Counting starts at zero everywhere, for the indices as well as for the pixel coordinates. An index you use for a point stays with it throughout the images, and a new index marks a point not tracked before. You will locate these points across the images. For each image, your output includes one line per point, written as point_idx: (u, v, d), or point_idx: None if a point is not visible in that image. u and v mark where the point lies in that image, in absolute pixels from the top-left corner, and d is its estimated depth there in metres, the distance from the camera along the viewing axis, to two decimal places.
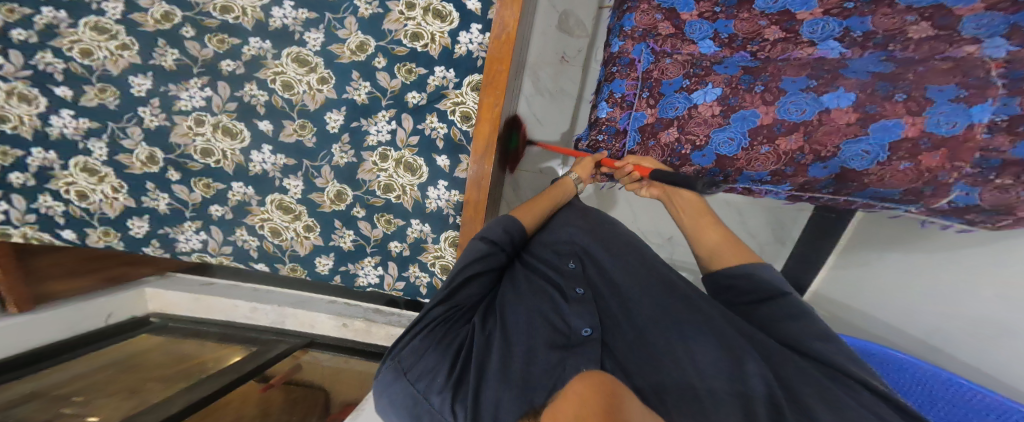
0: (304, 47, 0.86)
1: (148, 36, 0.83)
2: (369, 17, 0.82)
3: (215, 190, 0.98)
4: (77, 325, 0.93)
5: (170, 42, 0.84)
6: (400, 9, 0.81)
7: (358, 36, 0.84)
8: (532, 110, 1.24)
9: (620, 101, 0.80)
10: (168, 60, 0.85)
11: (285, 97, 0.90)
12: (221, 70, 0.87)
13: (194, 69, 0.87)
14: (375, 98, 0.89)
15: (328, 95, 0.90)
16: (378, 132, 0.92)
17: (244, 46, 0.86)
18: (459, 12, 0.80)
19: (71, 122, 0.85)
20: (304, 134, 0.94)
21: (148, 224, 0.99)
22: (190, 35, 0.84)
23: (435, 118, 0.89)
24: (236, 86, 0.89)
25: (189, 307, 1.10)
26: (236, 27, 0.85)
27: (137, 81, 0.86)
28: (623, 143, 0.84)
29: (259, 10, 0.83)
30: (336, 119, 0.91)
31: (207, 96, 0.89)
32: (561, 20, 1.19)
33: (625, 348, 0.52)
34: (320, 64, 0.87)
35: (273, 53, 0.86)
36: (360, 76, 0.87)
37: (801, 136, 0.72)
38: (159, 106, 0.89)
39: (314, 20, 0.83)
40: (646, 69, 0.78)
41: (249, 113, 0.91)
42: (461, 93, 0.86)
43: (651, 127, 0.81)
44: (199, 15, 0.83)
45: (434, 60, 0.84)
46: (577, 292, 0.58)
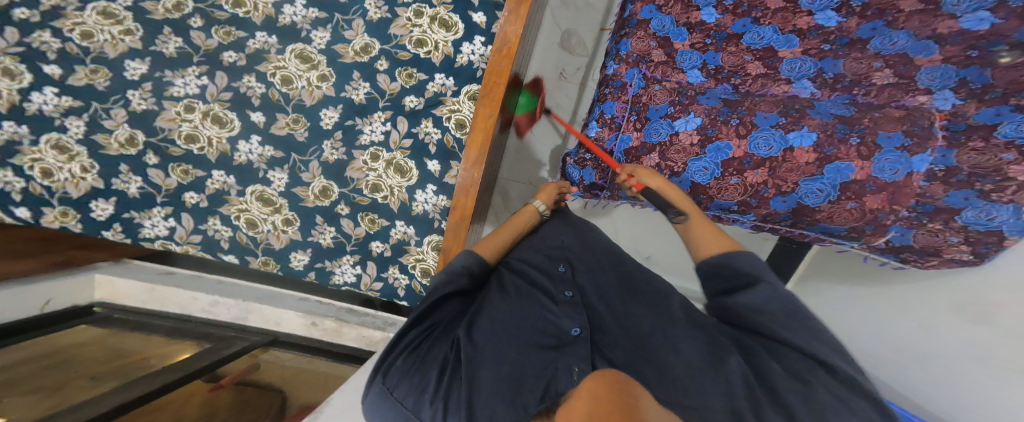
0: (310, 44, 0.88)
1: (154, 24, 0.84)
2: (377, 21, 0.86)
3: (193, 177, 0.95)
4: (16, 311, 0.83)
5: (176, 31, 0.85)
6: (408, 16, 0.85)
7: (363, 39, 0.87)
8: None
9: (610, 123, 0.85)
10: (170, 47, 0.86)
11: (282, 91, 0.91)
12: (222, 60, 0.88)
13: (194, 56, 0.87)
14: (373, 99, 0.90)
15: (326, 93, 0.90)
16: (372, 132, 0.93)
17: (249, 40, 0.87)
18: (463, 24, 0.84)
19: (49, 100, 0.83)
20: (297, 128, 0.93)
21: (113, 207, 0.94)
22: (197, 25, 0.86)
23: (430, 123, 0.91)
24: (235, 76, 0.89)
25: (141, 297, 1.02)
26: (245, 21, 0.87)
27: (132, 65, 0.85)
28: (609, 162, 0.87)
29: (271, 7, 0.86)
30: (331, 116, 0.92)
31: (202, 85, 0.89)
32: (563, 39, 1.27)
33: (613, 345, 0.52)
34: (322, 62, 0.89)
35: (278, 48, 0.88)
36: (360, 76, 0.89)
37: (768, 170, 0.74)
38: (150, 90, 0.87)
39: (322, 20, 0.86)
40: (636, 93, 0.82)
41: (243, 104, 0.91)
42: (458, 101, 0.89)
43: (635, 150, 0.83)
44: (210, 7, 0.85)
45: (435, 67, 0.87)
46: (566, 296, 0.58)
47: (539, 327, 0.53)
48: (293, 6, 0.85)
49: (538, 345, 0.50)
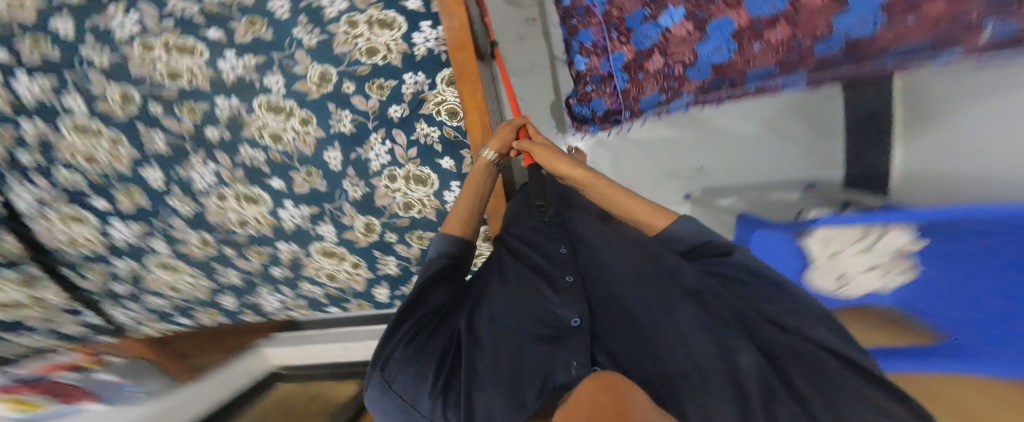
0: (269, 93, 0.88)
1: (128, 125, 0.94)
2: (317, 45, 0.80)
3: (266, 253, 1.10)
4: (232, 384, 1.22)
5: (150, 124, 0.94)
6: (344, 30, 0.79)
7: (315, 68, 0.83)
8: None
9: (594, 50, 0.69)
10: (160, 143, 0.96)
11: (279, 150, 0.93)
12: (212, 139, 0.94)
13: (187, 147, 0.96)
14: (359, 124, 0.86)
15: (316, 135, 0.90)
16: (377, 157, 0.91)
17: (217, 108, 0.91)
18: (402, 15, 0.76)
19: (126, 229, 1.08)
20: (314, 180, 0.97)
21: (234, 296, 1.19)
22: (162, 112, 0.93)
23: (424, 124, 0.84)
24: (235, 151, 0.94)
25: (297, 356, 1.30)
26: (197, 92, 0.90)
27: (151, 175, 1.00)
28: (614, 86, 0.70)
29: (206, 67, 0.88)
30: (334, 156, 0.92)
31: (213, 170, 0.95)
32: None
33: (613, 338, 0.44)
34: (293, 105, 0.88)
35: (245, 107, 0.90)
36: (336, 106, 0.86)
37: (787, 24, 0.54)
38: (183, 192, 1.01)
39: (263, 64, 0.85)
40: (604, 10, 0.66)
41: (257, 175, 0.97)
42: (439, 92, 0.81)
43: (634, 62, 0.67)
44: (155, 88, 0.90)
45: (400, 69, 0.80)
46: (567, 281, 0.48)
47: (538, 316, 0.46)
48: (225, 59, 0.86)
49: (537, 334, 0.44)
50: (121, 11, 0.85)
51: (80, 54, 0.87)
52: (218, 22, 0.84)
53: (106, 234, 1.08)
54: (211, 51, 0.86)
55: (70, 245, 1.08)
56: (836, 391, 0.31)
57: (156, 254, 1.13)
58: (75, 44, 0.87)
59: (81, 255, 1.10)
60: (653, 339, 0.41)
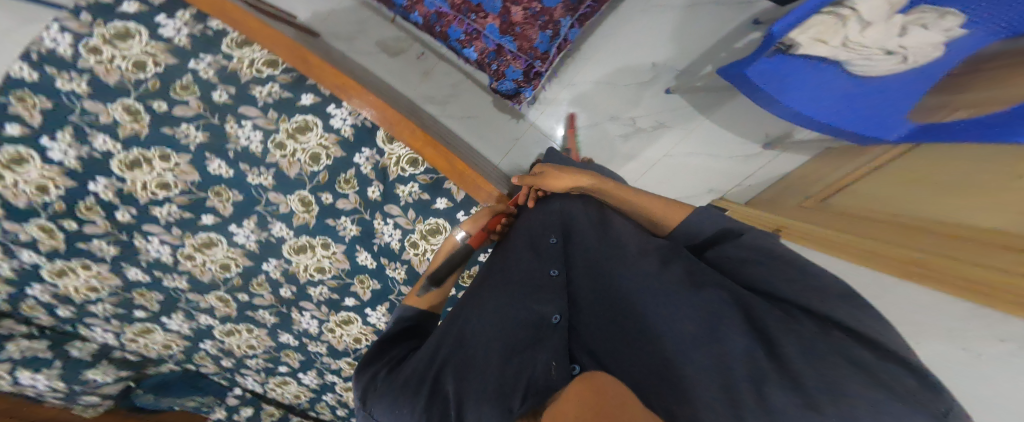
0: (288, 240, 1.01)
1: (242, 314, 1.09)
2: (274, 182, 0.99)
3: None
4: None
5: (253, 307, 1.08)
6: (281, 156, 0.97)
7: (293, 199, 0.99)
8: (464, 123, 1.33)
9: (470, 37, 0.75)
10: (267, 315, 1.09)
11: (330, 277, 0.98)
12: (287, 296, 1.06)
13: (284, 309, 1.08)
14: (360, 219, 0.91)
15: (342, 251, 0.94)
16: (392, 235, 0.90)
17: (270, 272, 1.05)
18: (312, 114, 0.96)
19: (311, 375, 1.18)
20: (370, 283, 0.95)
21: None
22: (245, 294, 1.07)
23: (404, 186, 0.89)
24: (308, 296, 1.03)
25: None
26: (251, 267, 1.05)
27: (286, 337, 1.11)
28: (511, 58, 0.74)
29: (234, 249, 1.03)
30: (366, 255, 0.93)
31: (314, 316, 1.07)
32: (386, 49, 1.32)
33: (590, 328, 0.57)
34: (306, 238, 1.00)
35: (286, 261, 1.03)
36: (332, 219, 0.93)
37: None
38: (311, 340, 1.10)
39: (260, 221, 1.00)
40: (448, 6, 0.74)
41: (336, 304, 1.01)
42: (390, 153, 0.88)
43: (503, 23, 0.71)
44: (227, 282, 1.05)
45: (346, 157, 0.91)
46: (553, 275, 0.64)
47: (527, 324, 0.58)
48: (240, 232, 1.02)
49: (523, 346, 0.55)
50: (145, 241, 0.98)
51: (169, 287, 1.03)
52: (201, 209, 0.98)
53: (302, 401, 1.25)
54: (222, 233, 1.01)
55: (298, 400, 1.24)
56: (843, 369, 0.38)
57: (333, 395, 1.23)
58: (157, 282, 1.02)
59: (305, 405, 1.26)
60: (630, 332, 0.54)
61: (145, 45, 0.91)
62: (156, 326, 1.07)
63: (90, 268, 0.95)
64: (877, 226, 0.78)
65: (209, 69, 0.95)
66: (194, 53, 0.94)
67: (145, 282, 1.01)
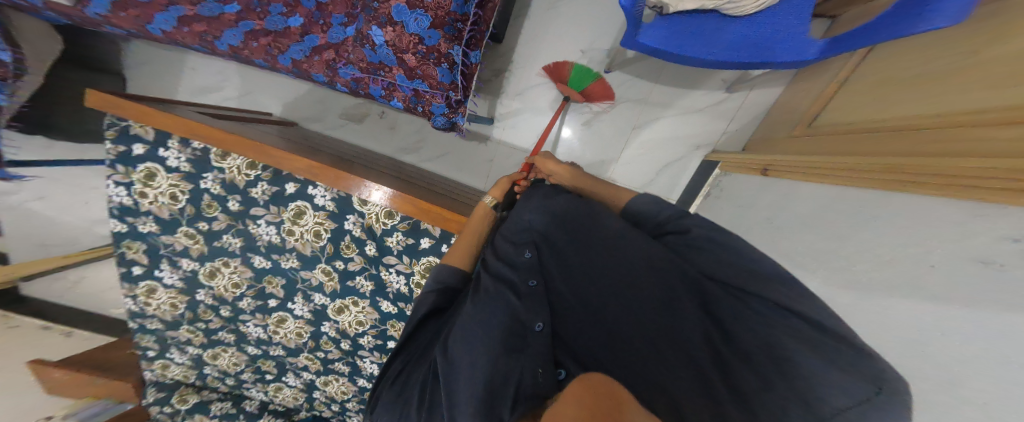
0: (328, 306, 1.17)
1: (326, 367, 1.31)
2: (298, 265, 1.14)
3: None
4: None
5: (330, 361, 1.29)
6: (295, 241, 1.11)
7: (319, 272, 1.12)
8: (436, 160, 1.37)
9: (389, 91, 0.79)
10: (341, 365, 1.29)
11: (372, 328, 1.13)
12: (349, 349, 1.24)
13: (351, 358, 1.26)
14: (370, 274, 1.03)
15: (368, 304, 1.08)
16: (397, 281, 1.01)
17: (327, 332, 1.23)
18: (302, 199, 1.05)
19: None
20: (399, 325, 1.08)
21: None
22: (322, 353, 1.29)
23: (391, 237, 0.97)
24: (362, 345, 1.20)
25: None
26: (317, 332, 1.24)
27: (363, 381, 1.30)
28: (427, 97, 0.76)
29: (300, 322, 1.24)
30: (387, 303, 1.05)
31: (374, 361, 1.22)
32: (349, 118, 1.40)
33: (573, 334, 0.58)
34: (340, 300, 1.14)
35: (335, 322, 1.20)
36: (353, 280, 1.06)
37: None
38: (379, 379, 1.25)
39: (305, 296, 1.18)
40: (356, 72, 0.79)
41: (384, 347, 1.15)
42: (371, 212, 0.97)
43: (405, 70, 0.74)
44: (308, 347, 1.29)
45: (339, 227, 1.01)
46: (531, 287, 0.64)
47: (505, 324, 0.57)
48: (297, 307, 1.22)
49: (507, 350, 0.54)
50: (246, 325, 1.30)
51: (274, 355, 1.34)
52: (264, 296, 1.23)
53: None
54: (286, 310, 1.23)
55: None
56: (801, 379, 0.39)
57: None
58: (265, 352, 1.35)
59: None
60: (620, 337, 0.54)
61: (168, 180, 1.11)
62: (282, 382, 1.40)
63: (227, 350, 1.36)
64: (863, 140, 0.72)
65: (216, 185, 1.10)
66: (199, 174, 1.10)
67: (258, 353, 1.35)
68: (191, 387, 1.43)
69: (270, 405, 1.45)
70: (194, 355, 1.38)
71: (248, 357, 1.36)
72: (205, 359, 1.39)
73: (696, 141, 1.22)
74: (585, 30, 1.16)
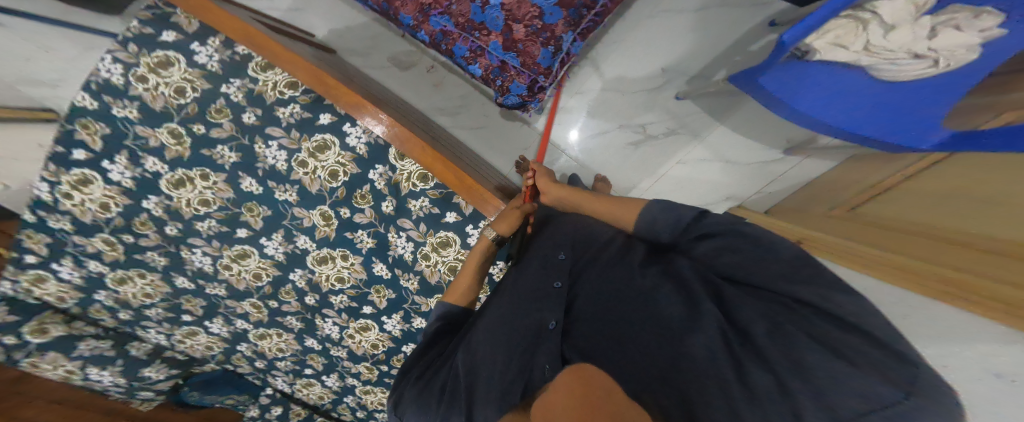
0: (312, 251, 1.07)
1: (272, 319, 1.19)
2: (297, 197, 1.04)
3: None
4: None
5: (281, 312, 1.17)
6: (305, 174, 1.01)
7: (315, 213, 1.04)
8: (473, 131, 1.36)
9: (474, 53, 0.77)
10: (294, 322, 1.17)
11: (350, 286, 1.04)
12: (312, 304, 1.13)
13: (309, 316, 1.15)
14: (376, 232, 0.96)
15: (358, 262, 1.00)
16: (404, 246, 0.95)
17: (296, 281, 1.12)
18: (331, 133, 0.97)
19: (333, 378, 1.26)
20: (384, 293, 1.00)
21: None
22: (275, 303, 1.16)
23: (412, 199, 0.92)
24: (329, 304, 1.10)
25: None
26: (281, 277, 1.12)
27: (310, 341, 1.19)
28: (511, 68, 0.76)
29: (263, 257, 1.10)
30: (380, 267, 0.98)
31: (334, 324, 1.12)
32: (398, 64, 1.37)
33: (586, 331, 0.52)
34: (327, 250, 1.05)
35: (309, 271, 1.09)
36: (351, 232, 0.99)
37: None
38: (333, 345, 1.17)
39: (287, 234, 1.07)
40: (452, 23, 0.76)
41: (355, 311, 1.07)
42: (403, 169, 0.92)
43: (504, 37, 0.74)
44: (261, 290, 1.15)
45: (361, 173, 0.95)
46: (554, 288, 0.59)
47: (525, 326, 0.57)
48: (270, 244, 1.09)
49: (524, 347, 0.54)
50: (190, 252, 1.10)
51: (211, 293, 1.15)
52: (236, 223, 1.07)
53: (325, 401, 1.34)
54: (255, 245, 1.09)
55: (322, 399, 1.35)
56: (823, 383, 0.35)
57: (353, 397, 1.32)
58: (199, 289, 1.15)
59: (328, 405, 1.36)
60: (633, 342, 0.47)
61: (183, 73, 0.96)
62: (200, 329, 1.22)
63: (145, 275, 1.11)
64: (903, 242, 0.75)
65: (239, 93, 0.99)
66: (227, 78, 0.98)
67: (187, 289, 1.15)
68: (60, 315, 1.08)
69: (165, 351, 1.25)
70: (93, 273, 1.07)
71: (171, 290, 1.14)
72: (105, 283, 1.10)
73: (730, 192, 1.30)
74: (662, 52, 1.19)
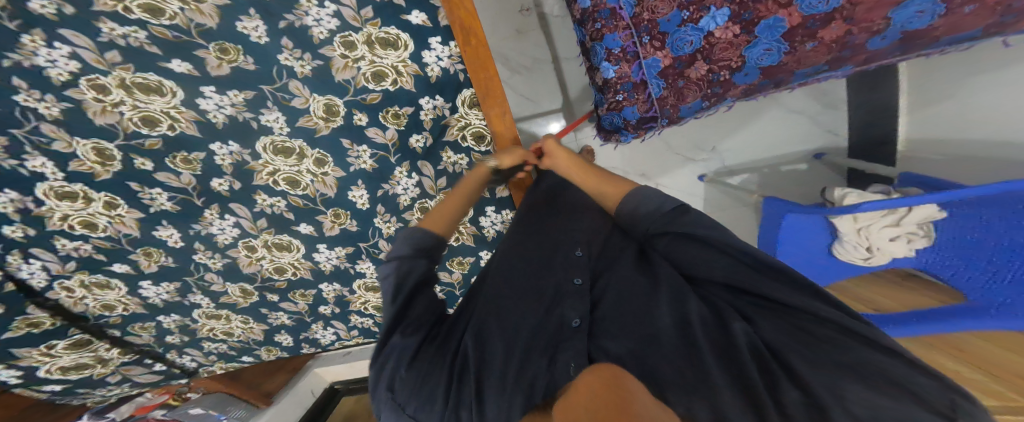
0: (273, 133, 0.79)
1: (115, 184, 0.75)
2: (313, 72, 0.74)
3: (312, 295, 1.06)
4: (296, 407, 1.13)
5: (144, 182, 0.77)
6: (342, 52, 0.73)
7: (318, 100, 0.77)
8: (516, 100, 0.93)
9: (623, 55, 0.62)
10: (163, 201, 0.80)
11: (300, 194, 0.88)
12: (218, 191, 0.83)
13: (195, 200, 0.83)
14: (383, 157, 0.86)
15: (337, 175, 0.87)
16: (406, 190, 0.93)
17: (214, 157, 0.78)
18: (406, 31, 0.73)
19: (159, 289, 0.92)
20: (343, 221, 0.95)
21: (290, 334, 1.13)
22: (151, 167, 0.76)
23: (450, 152, 0.89)
24: (250, 202, 0.86)
25: (352, 372, 1.24)
26: (182, 138, 0.75)
27: (163, 233, 0.85)
28: (647, 94, 0.65)
29: (185, 107, 0.72)
30: (361, 194, 0.91)
31: (234, 223, 0.88)
32: None
33: (611, 332, 0.43)
34: (297, 142, 0.81)
35: (249, 153, 0.80)
36: (352, 141, 0.83)
37: (843, 19, 0.51)
38: (206, 247, 0.89)
39: (257, 100, 0.74)
40: (632, 13, 0.59)
41: (283, 222, 0.91)
42: (461, 116, 0.83)
43: (672, 68, 0.63)
44: (134, 140, 0.72)
45: (414, 94, 0.79)
46: (575, 284, 0.50)
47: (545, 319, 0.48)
48: (207, 97, 0.72)
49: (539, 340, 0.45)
50: (43, 44, 0.60)
51: (20, 105, 0.64)
52: (181, 53, 0.67)
53: (110, 314, 0.90)
54: (184, 89, 0.70)
55: (103, 312, 0.89)
56: None
57: (174, 319, 0.98)
58: (4, 90, 0.62)
59: (112, 321, 0.91)
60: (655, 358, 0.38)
61: None
62: None
63: None
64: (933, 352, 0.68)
65: None
66: None
67: None
68: None
69: None
70: None
71: None
72: None
73: None
74: (713, 131, 1.06)
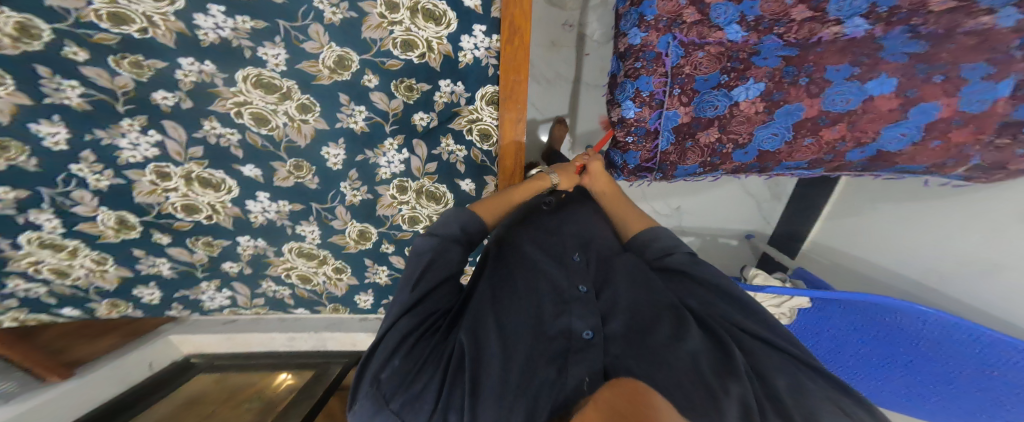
0: (264, 68, 0.72)
1: (14, 64, 0.60)
2: (341, 23, 0.70)
3: (220, 247, 0.93)
4: (126, 378, 0.90)
5: (59, 70, 0.63)
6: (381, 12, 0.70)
7: (334, 50, 0.73)
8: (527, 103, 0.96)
9: (648, 101, 0.66)
10: (71, 96, 0.65)
11: (262, 133, 0.79)
12: (157, 105, 0.71)
13: (118, 105, 0.69)
14: (376, 122, 0.82)
15: (318, 127, 0.81)
16: (389, 163, 0.88)
17: (176, 70, 0.69)
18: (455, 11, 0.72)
19: None
20: (302, 175, 0.87)
21: (158, 290, 0.94)
22: (81, 58, 0.63)
23: (451, 140, 0.87)
24: (194, 124, 0.75)
25: (226, 345, 1.06)
26: (150, 44, 0.65)
27: (45, 129, 0.66)
28: (654, 143, 0.71)
29: (175, 19, 0.64)
30: (336, 154, 0.85)
31: (156, 141, 0.75)
32: None
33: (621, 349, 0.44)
34: (285, 82, 0.74)
35: (223, 78, 0.71)
36: (350, 99, 0.78)
37: (846, 126, 0.64)
38: (96, 159, 0.72)
39: (264, 31, 0.68)
40: (675, 63, 0.64)
41: (223, 158, 0.81)
42: (476, 109, 0.83)
43: (687, 127, 0.70)
44: (80, 29, 0.61)
45: (436, 73, 0.78)
46: (581, 291, 0.51)
47: (549, 330, 0.46)
48: (208, 15, 0.65)
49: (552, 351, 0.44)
50: None
51: None
52: None
53: None
54: None
55: None
56: None
57: None
58: None
59: None
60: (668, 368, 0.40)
61: None
62: None
63: None
64: None
65: None
66: None
67: None
68: None
69: None
70: None
71: None
72: None
73: None
74: (683, 189, 1.15)
